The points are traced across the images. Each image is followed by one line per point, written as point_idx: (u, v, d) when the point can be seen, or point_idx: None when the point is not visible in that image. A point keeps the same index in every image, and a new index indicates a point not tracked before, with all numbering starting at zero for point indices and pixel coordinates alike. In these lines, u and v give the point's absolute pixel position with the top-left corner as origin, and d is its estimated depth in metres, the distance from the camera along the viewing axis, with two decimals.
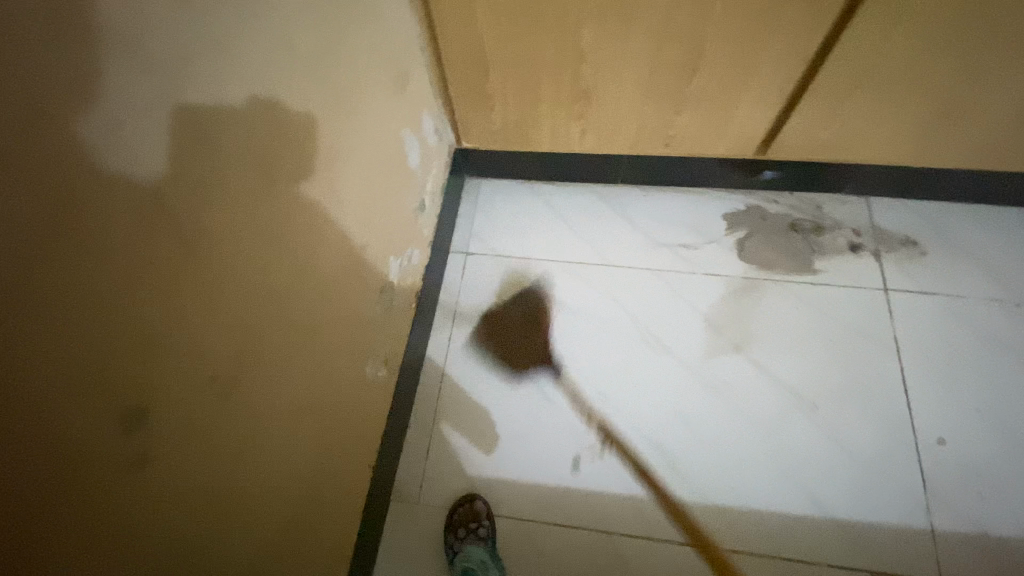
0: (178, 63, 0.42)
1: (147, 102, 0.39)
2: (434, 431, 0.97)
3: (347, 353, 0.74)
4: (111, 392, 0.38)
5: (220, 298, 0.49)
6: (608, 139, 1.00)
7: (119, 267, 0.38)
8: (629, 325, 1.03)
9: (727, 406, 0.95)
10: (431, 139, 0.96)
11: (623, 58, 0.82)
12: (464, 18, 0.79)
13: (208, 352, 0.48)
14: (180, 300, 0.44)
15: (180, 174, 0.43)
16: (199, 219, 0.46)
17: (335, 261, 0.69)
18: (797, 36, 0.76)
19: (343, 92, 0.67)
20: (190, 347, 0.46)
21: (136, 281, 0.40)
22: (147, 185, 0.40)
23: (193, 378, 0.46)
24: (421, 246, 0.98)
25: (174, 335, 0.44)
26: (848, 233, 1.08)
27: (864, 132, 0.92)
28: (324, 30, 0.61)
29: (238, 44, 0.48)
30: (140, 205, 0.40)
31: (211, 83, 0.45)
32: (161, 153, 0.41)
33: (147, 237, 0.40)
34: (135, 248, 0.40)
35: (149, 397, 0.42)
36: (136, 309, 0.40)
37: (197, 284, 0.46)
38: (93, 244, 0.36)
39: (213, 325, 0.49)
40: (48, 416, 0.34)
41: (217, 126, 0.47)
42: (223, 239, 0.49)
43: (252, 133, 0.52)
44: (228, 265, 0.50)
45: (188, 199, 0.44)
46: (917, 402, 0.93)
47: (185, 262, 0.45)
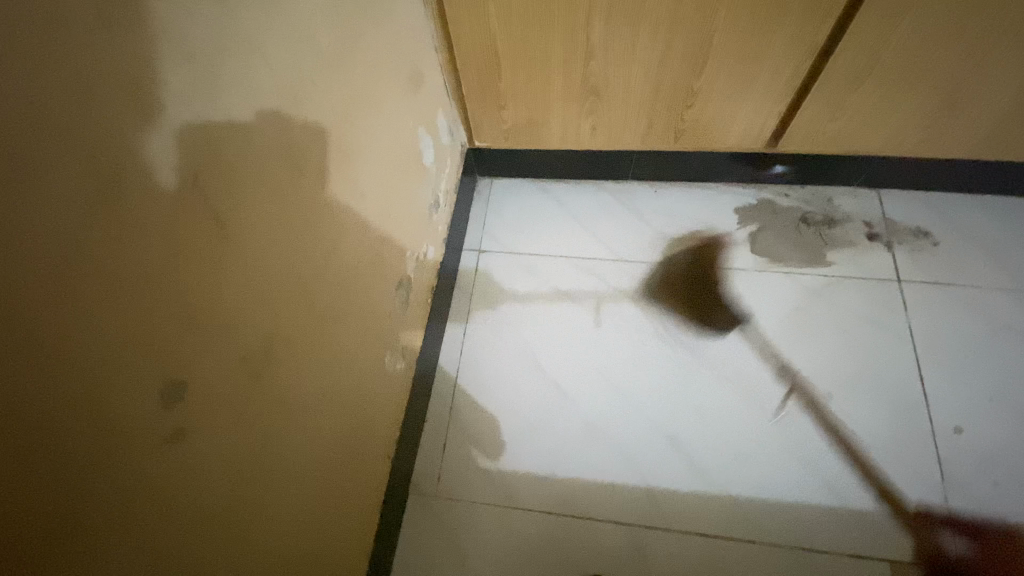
0: (208, 55, 0.44)
1: (178, 92, 0.41)
2: (450, 425, 0.98)
3: (367, 345, 0.76)
4: (148, 367, 0.40)
5: (251, 287, 0.51)
6: (618, 136, 1.01)
7: (161, 247, 0.41)
8: (641, 319, 1.04)
9: (739, 396, 0.96)
10: (445, 138, 0.98)
11: (632, 53, 0.84)
12: (476, 18, 0.82)
13: (240, 333, 0.50)
14: (215, 280, 0.47)
15: (212, 165, 0.45)
16: (231, 207, 0.48)
17: (356, 253, 0.71)
18: (802, 28, 0.77)
19: (363, 91, 0.70)
20: (223, 330, 0.48)
21: (172, 262, 0.42)
22: (185, 172, 0.43)
23: (226, 355, 0.49)
24: (436, 243, 0.99)
25: (207, 320, 0.46)
26: (859, 225, 1.08)
27: (874, 123, 0.92)
28: (344, 30, 0.64)
29: (266, 42, 0.51)
30: (179, 191, 0.42)
31: (241, 77, 0.48)
32: (197, 141, 0.44)
33: (183, 220, 0.43)
34: (172, 230, 0.42)
35: (186, 371, 0.44)
36: (174, 287, 0.42)
37: (230, 272, 0.48)
38: (134, 222, 0.38)
39: (245, 309, 0.51)
40: (92, 381, 0.36)
41: (245, 119, 0.49)
42: (254, 228, 0.51)
43: (278, 127, 0.54)
44: (258, 252, 0.52)
45: (220, 189, 0.46)
46: (932, 391, 0.93)
47: (218, 248, 0.47)
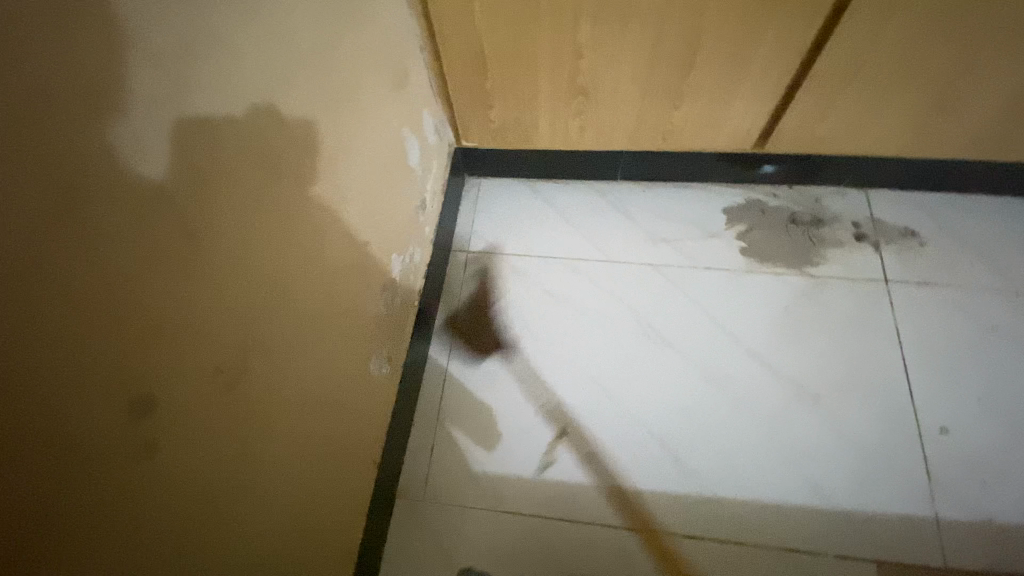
0: (181, 56, 0.43)
1: (151, 93, 0.40)
2: (438, 428, 0.97)
3: (351, 349, 0.75)
4: (116, 379, 0.39)
5: (229, 292, 0.50)
6: (606, 136, 1.00)
7: (128, 257, 0.39)
8: (630, 320, 1.04)
9: (728, 398, 0.96)
10: (431, 138, 0.97)
11: (620, 53, 0.83)
12: (462, 17, 0.81)
13: (214, 342, 0.49)
14: (187, 290, 0.45)
15: (189, 167, 0.44)
16: (204, 214, 0.47)
17: (338, 257, 0.69)
18: (790, 29, 0.77)
19: (345, 90, 0.68)
20: (201, 335, 0.47)
21: (147, 264, 0.41)
22: (153, 178, 0.41)
23: (200, 366, 0.47)
24: (423, 244, 0.98)
25: (178, 330, 0.45)
26: (847, 224, 1.08)
27: (861, 124, 0.92)
28: (325, 30, 0.63)
29: (242, 44, 0.49)
30: (147, 199, 0.41)
31: (216, 78, 0.47)
32: (165, 146, 0.42)
33: (157, 222, 0.42)
34: (146, 233, 0.41)
35: (156, 384, 0.43)
36: (149, 290, 0.41)
37: (208, 276, 0.48)
38: (106, 224, 0.37)
39: (219, 317, 0.49)
40: (64, 385, 0.35)
41: (220, 123, 0.48)
42: (229, 234, 0.50)
43: (256, 131, 0.53)
44: (233, 259, 0.51)
45: (196, 191, 0.46)
46: (918, 390, 0.94)
47: (196, 251, 0.46)
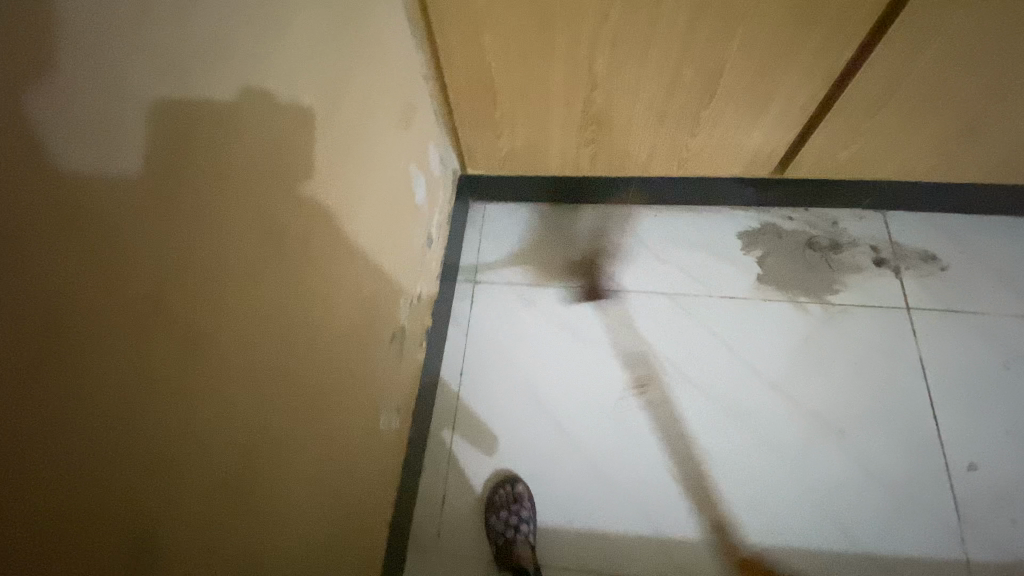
0: (176, 109, 0.36)
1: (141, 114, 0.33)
2: (448, 473, 0.93)
3: (358, 407, 0.70)
4: (119, 525, 0.33)
5: (226, 376, 0.43)
6: (620, 163, 0.96)
7: (130, 378, 0.34)
8: (645, 352, 1.00)
9: (748, 434, 0.93)
10: (438, 169, 0.92)
11: (639, 80, 0.78)
12: (472, 48, 0.76)
13: (220, 451, 0.43)
14: (192, 399, 0.39)
15: (176, 229, 0.37)
16: (211, 310, 0.41)
17: (345, 314, 0.65)
18: (819, 59, 0.73)
19: (351, 135, 0.63)
20: (189, 427, 0.39)
21: (121, 351, 0.33)
22: (155, 278, 0.35)
23: (206, 481, 0.42)
24: (430, 281, 0.94)
25: (184, 448, 0.39)
26: (867, 248, 1.05)
27: (886, 151, 0.88)
28: (333, 74, 0.58)
29: (252, 109, 0.45)
30: (150, 304, 0.35)
31: (221, 143, 0.41)
32: (171, 235, 0.36)
33: (135, 300, 0.34)
34: (120, 313, 0.33)
35: (161, 516, 0.37)
36: (124, 382, 0.33)
37: (198, 358, 0.40)
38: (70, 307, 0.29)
39: (226, 422, 0.44)
40: (17, 511, 0.27)
41: (233, 202, 0.43)
42: (239, 325, 0.45)
43: (271, 202, 0.48)
44: (240, 353, 0.45)
45: (185, 256, 0.38)
46: (943, 424, 0.91)
47: (182, 329, 0.38)
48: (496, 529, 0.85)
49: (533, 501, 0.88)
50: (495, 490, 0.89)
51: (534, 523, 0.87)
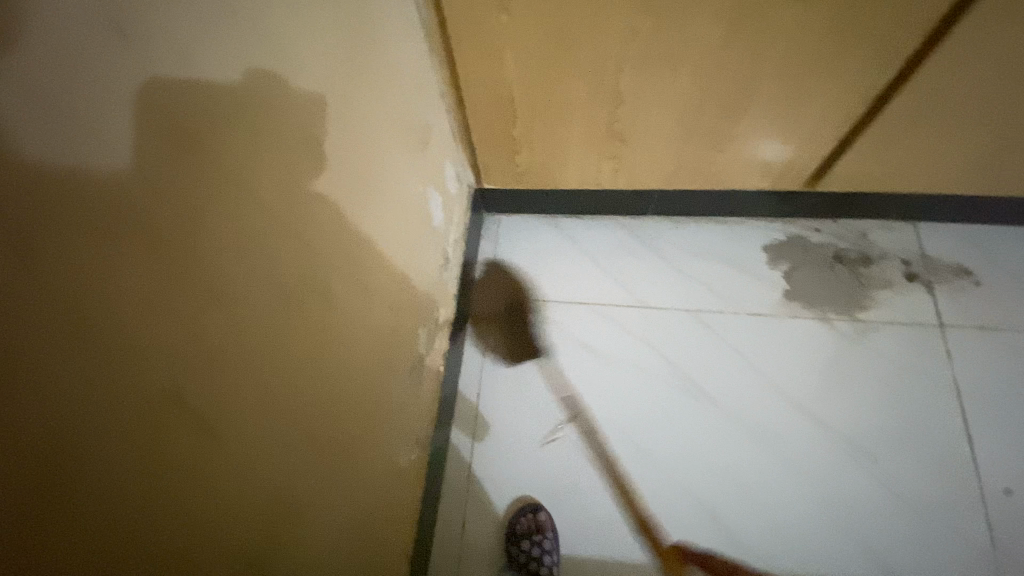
0: (171, 166, 0.33)
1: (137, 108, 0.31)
2: (468, 499, 0.91)
3: (375, 444, 0.68)
4: None
5: (238, 449, 0.41)
6: (641, 178, 0.92)
7: (154, 444, 0.32)
8: (667, 372, 0.97)
9: (775, 458, 0.90)
10: (452, 187, 0.90)
11: (665, 97, 0.74)
12: (491, 66, 0.72)
13: (243, 517, 0.42)
14: (214, 461, 0.38)
15: (176, 297, 0.34)
16: (233, 368, 0.40)
17: (361, 352, 0.62)
18: (858, 75, 0.69)
19: (363, 166, 0.60)
20: (201, 509, 0.37)
21: (126, 442, 0.30)
22: (176, 339, 0.34)
23: (230, 550, 0.40)
24: (446, 303, 0.93)
25: (207, 515, 0.37)
26: (897, 262, 1.01)
27: (922, 167, 0.84)
28: (344, 106, 0.55)
29: (265, 157, 0.43)
30: (172, 365, 0.34)
31: (227, 204, 0.39)
32: (189, 290, 0.35)
33: (135, 384, 0.31)
34: (122, 402, 0.30)
35: None
36: (130, 475, 0.31)
37: (207, 435, 0.37)
38: (65, 404, 0.27)
39: (248, 485, 0.42)
40: None
41: (251, 256, 0.42)
42: (256, 388, 0.43)
43: (286, 250, 0.46)
44: (260, 413, 0.43)
45: (188, 328, 0.35)
46: (979, 448, 0.88)
47: (189, 409, 0.35)
48: (519, 560, 0.82)
49: (556, 529, 0.86)
50: (516, 518, 0.86)
51: (557, 552, 0.84)
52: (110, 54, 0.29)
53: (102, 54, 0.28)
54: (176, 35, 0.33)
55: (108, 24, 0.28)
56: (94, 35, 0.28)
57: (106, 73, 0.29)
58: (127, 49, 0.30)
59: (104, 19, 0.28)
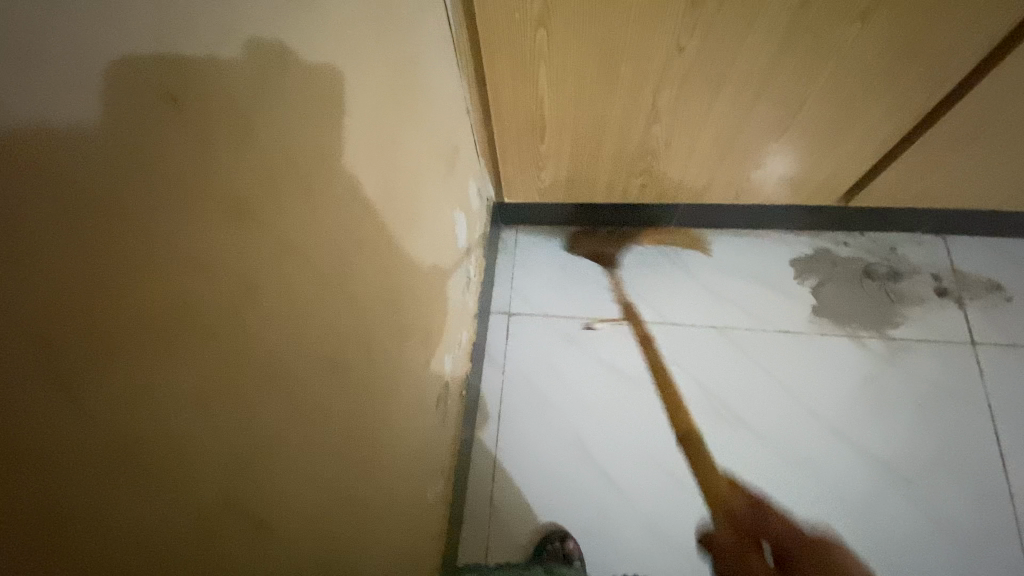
0: (218, 257, 0.32)
1: (172, 115, 0.28)
2: (491, 528, 0.87)
3: (402, 484, 0.65)
4: None
5: (281, 533, 0.40)
6: (670, 193, 0.89)
7: (213, 482, 0.32)
8: (694, 391, 0.94)
9: (808, 482, 0.88)
10: (474, 203, 0.87)
11: (705, 115, 0.71)
12: (524, 81, 0.68)
13: (287, 558, 0.40)
14: (264, 494, 0.37)
15: (224, 359, 0.32)
16: (278, 407, 0.38)
17: (387, 390, 0.59)
18: (910, 94, 0.66)
19: (391, 194, 0.57)
20: (252, 541, 0.36)
21: (182, 561, 0.29)
22: (229, 375, 0.33)
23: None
24: (468, 324, 0.89)
25: (256, 553, 0.36)
26: (927, 277, 0.99)
27: (964, 185, 0.82)
28: (376, 133, 0.52)
29: (297, 197, 0.39)
30: (228, 401, 0.33)
31: (268, 274, 0.37)
32: (239, 322, 0.34)
33: (189, 498, 0.30)
34: (181, 459, 0.29)
35: None
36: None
37: (254, 529, 0.36)
38: (123, 539, 0.25)
39: (292, 525, 0.41)
40: None
41: (283, 307, 0.38)
42: (294, 441, 0.41)
43: (317, 294, 0.43)
44: (300, 460, 0.42)
45: (236, 424, 0.34)
46: (1014, 471, 0.86)
47: (238, 508, 0.34)
48: None
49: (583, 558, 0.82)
50: (541, 544, 0.83)
51: None
52: (160, 141, 0.27)
53: (152, 143, 0.26)
54: (217, 103, 0.31)
55: (157, 112, 0.27)
56: (146, 134, 0.26)
57: (158, 174, 0.27)
58: (175, 135, 0.28)
59: (153, 108, 0.26)
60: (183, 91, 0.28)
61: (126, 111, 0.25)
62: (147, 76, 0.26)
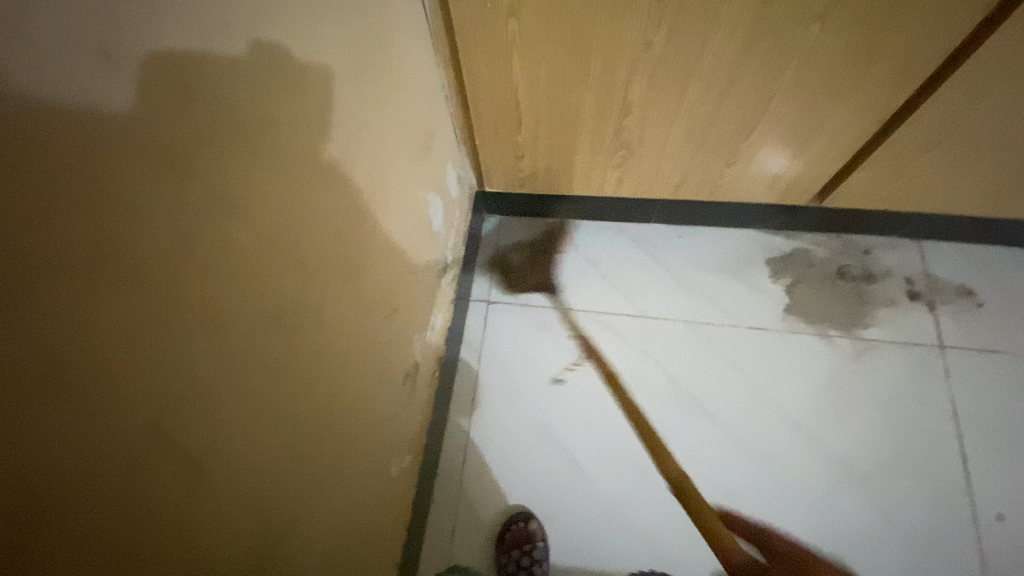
0: (166, 193, 0.31)
1: (160, 77, 0.30)
2: (459, 506, 0.89)
3: (366, 454, 0.67)
4: (179, 541, 0.34)
5: (231, 477, 0.40)
6: (647, 187, 0.91)
7: (194, 403, 0.35)
8: (667, 386, 0.96)
9: (772, 473, 0.89)
10: (454, 191, 0.89)
11: (677, 109, 0.73)
12: (501, 71, 0.70)
13: (253, 491, 0.43)
14: (240, 425, 0.40)
15: (207, 294, 0.36)
16: (252, 353, 0.41)
17: (355, 361, 0.61)
18: (876, 95, 0.68)
19: (368, 171, 0.59)
20: (227, 464, 0.39)
21: (109, 493, 0.28)
22: (211, 311, 0.36)
23: (244, 514, 0.42)
24: (444, 307, 0.91)
25: (227, 477, 0.39)
26: (901, 280, 1.00)
27: (934, 188, 0.83)
28: (355, 111, 0.55)
29: (270, 164, 0.42)
30: (210, 332, 0.36)
31: (244, 231, 0.39)
32: (221, 264, 0.37)
33: (120, 429, 0.29)
34: (165, 377, 0.32)
35: (212, 531, 0.38)
36: (109, 528, 0.29)
37: (200, 471, 0.36)
38: (35, 462, 0.24)
39: (260, 463, 0.44)
40: (99, 521, 0.28)
41: (252, 265, 0.41)
42: (262, 392, 0.43)
43: (284, 259, 0.45)
44: (265, 411, 0.44)
45: (177, 363, 0.33)
46: (975, 472, 0.87)
47: (182, 446, 0.34)
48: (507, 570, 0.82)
49: (547, 540, 0.85)
50: (506, 525, 0.86)
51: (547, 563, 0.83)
52: (152, 93, 0.30)
53: (146, 94, 0.29)
54: (203, 69, 0.34)
55: (149, 70, 0.29)
56: (123, 79, 0.28)
57: (94, 101, 0.26)
58: (166, 90, 0.31)
59: (146, 66, 0.29)
60: (172, 55, 0.31)
61: (105, 58, 0.27)
62: (140, 36, 0.29)
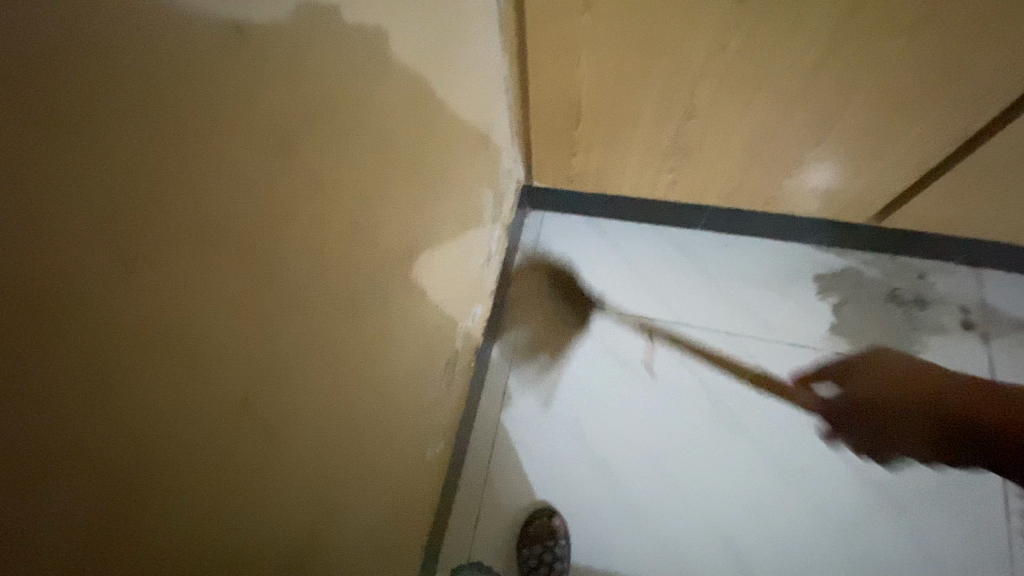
0: (241, 147, 0.33)
1: (236, 50, 0.31)
2: (484, 496, 0.90)
3: (405, 438, 0.68)
4: (242, 464, 0.36)
5: (290, 427, 0.41)
6: (698, 193, 0.89)
7: (259, 342, 0.37)
8: (701, 395, 0.95)
9: (802, 493, 0.88)
10: (503, 181, 0.89)
11: (739, 116, 0.71)
12: (562, 67, 0.69)
13: (308, 454, 0.45)
14: (301, 380, 0.42)
15: (277, 250, 0.37)
16: (313, 326, 0.42)
17: (403, 344, 0.62)
18: (952, 116, 0.65)
19: (427, 157, 0.59)
20: (288, 410, 0.41)
21: (183, 434, 0.31)
22: (280, 262, 0.37)
23: (299, 471, 0.44)
24: (484, 299, 0.91)
25: (287, 429, 0.41)
26: (954, 307, 0.97)
27: (1002, 216, 0.80)
28: (420, 97, 0.55)
29: (340, 145, 0.42)
30: (278, 280, 0.38)
31: (312, 207, 0.40)
32: (290, 225, 0.38)
33: (192, 372, 0.31)
34: (235, 311, 0.34)
35: (273, 467, 0.40)
36: (181, 439, 0.31)
37: (263, 404, 0.38)
38: (119, 384, 0.26)
39: (315, 430, 0.45)
40: (172, 430, 0.30)
41: (320, 242, 0.42)
42: (319, 366, 0.44)
43: (348, 240, 0.46)
44: (322, 384, 0.45)
45: (246, 314, 0.35)
46: (1017, 512, 0.85)
47: (246, 377, 0.36)
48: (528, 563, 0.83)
49: (568, 536, 0.86)
50: (528, 518, 0.87)
51: (567, 559, 0.84)
52: (231, 57, 0.31)
53: (227, 56, 0.31)
54: (281, 45, 0.34)
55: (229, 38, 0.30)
56: (204, 41, 0.29)
57: (182, 64, 0.28)
58: (242, 57, 0.32)
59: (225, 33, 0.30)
60: (250, 30, 0.32)
61: (188, 25, 0.28)
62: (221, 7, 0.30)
